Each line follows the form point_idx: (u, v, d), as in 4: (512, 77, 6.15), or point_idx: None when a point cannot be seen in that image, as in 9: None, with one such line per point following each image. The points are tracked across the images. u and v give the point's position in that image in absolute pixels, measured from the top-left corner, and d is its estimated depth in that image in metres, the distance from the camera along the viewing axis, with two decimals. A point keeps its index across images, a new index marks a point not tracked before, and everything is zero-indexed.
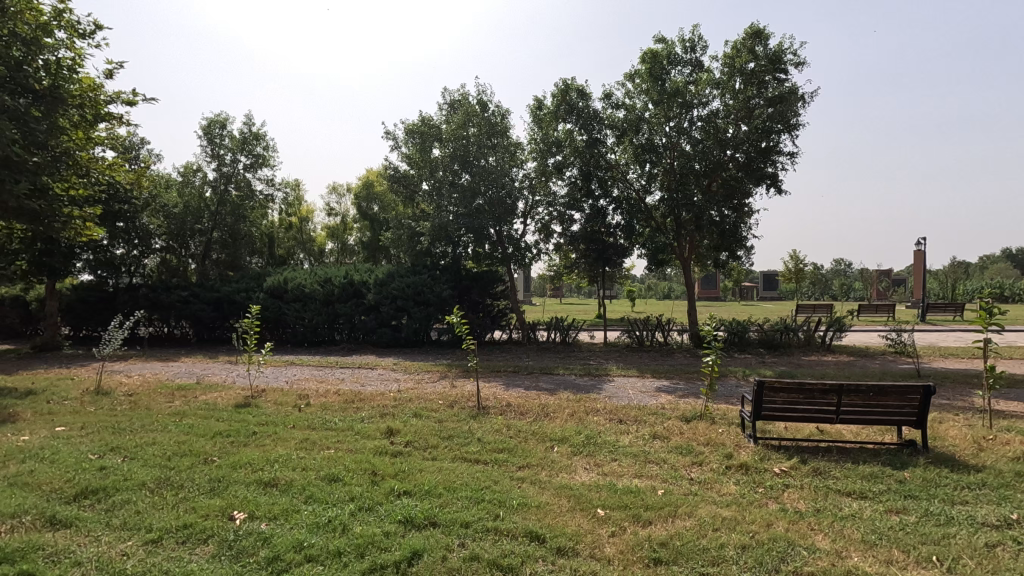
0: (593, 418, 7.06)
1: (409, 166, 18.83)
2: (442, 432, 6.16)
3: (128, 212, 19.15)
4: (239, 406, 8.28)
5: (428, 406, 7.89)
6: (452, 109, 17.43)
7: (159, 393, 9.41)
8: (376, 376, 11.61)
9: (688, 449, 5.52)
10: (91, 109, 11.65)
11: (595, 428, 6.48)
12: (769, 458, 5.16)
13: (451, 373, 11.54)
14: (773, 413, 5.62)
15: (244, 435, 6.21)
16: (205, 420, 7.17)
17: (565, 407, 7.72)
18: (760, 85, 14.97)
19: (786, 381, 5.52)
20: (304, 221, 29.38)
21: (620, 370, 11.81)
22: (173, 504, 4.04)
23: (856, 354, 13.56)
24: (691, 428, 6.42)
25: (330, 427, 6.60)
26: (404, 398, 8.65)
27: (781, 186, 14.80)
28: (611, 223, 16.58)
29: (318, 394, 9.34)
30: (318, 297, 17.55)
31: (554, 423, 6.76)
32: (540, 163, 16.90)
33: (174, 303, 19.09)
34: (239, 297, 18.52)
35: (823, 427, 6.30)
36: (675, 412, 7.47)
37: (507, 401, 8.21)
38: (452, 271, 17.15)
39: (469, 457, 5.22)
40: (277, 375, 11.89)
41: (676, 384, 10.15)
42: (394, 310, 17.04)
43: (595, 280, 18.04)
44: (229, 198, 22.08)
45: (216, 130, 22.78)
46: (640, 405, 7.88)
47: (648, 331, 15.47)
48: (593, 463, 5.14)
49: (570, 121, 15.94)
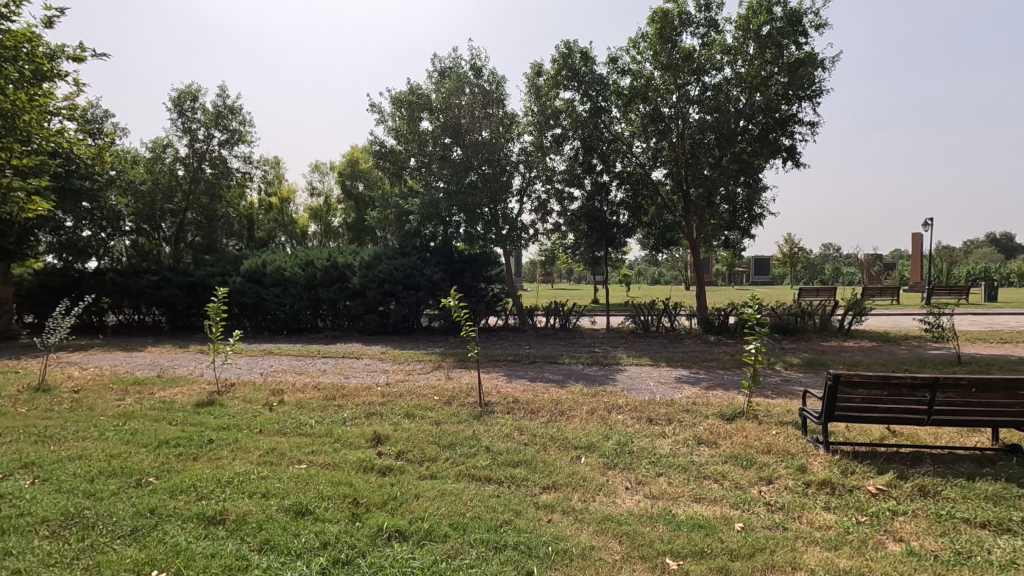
0: (618, 417, 6.01)
1: (397, 141, 17.53)
2: (441, 438, 5.06)
3: (90, 190, 17.64)
4: (200, 404, 7.09)
5: (422, 403, 6.78)
6: (444, 76, 16.13)
7: (110, 390, 8.17)
8: (362, 367, 10.48)
9: (747, 458, 4.48)
10: (29, 64, 10.14)
11: (624, 430, 5.42)
12: (854, 473, 4.12)
13: (446, 363, 10.44)
14: (847, 413, 4.56)
15: (198, 445, 5.04)
16: (154, 424, 5.97)
17: (581, 403, 6.65)
18: (778, 48, 13.76)
19: (867, 375, 4.46)
20: (285, 202, 27.90)
21: (630, 358, 10.78)
22: (70, 559, 2.88)
23: (879, 340, 12.66)
24: (739, 429, 5.39)
25: (305, 433, 5.45)
26: (394, 393, 7.52)
27: (798, 160, 13.73)
28: (615, 201, 15.48)
29: (295, 388, 8.19)
30: (300, 281, 16.31)
31: (572, 424, 5.69)
32: (538, 136, 15.69)
33: (144, 288, 17.71)
34: (214, 282, 17.17)
35: (895, 428, 5.27)
36: (709, 408, 6.43)
37: (514, 396, 7.13)
38: (444, 253, 15.93)
39: (477, 475, 4.13)
40: (253, 367, 10.69)
41: (697, 374, 9.13)
42: (381, 295, 15.86)
43: (593, 264, 16.72)
44: (203, 176, 20.65)
45: (187, 103, 21.20)
46: (667, 400, 6.83)
47: (654, 316, 14.46)
48: (635, 481, 4.07)
49: (571, 89, 14.74)
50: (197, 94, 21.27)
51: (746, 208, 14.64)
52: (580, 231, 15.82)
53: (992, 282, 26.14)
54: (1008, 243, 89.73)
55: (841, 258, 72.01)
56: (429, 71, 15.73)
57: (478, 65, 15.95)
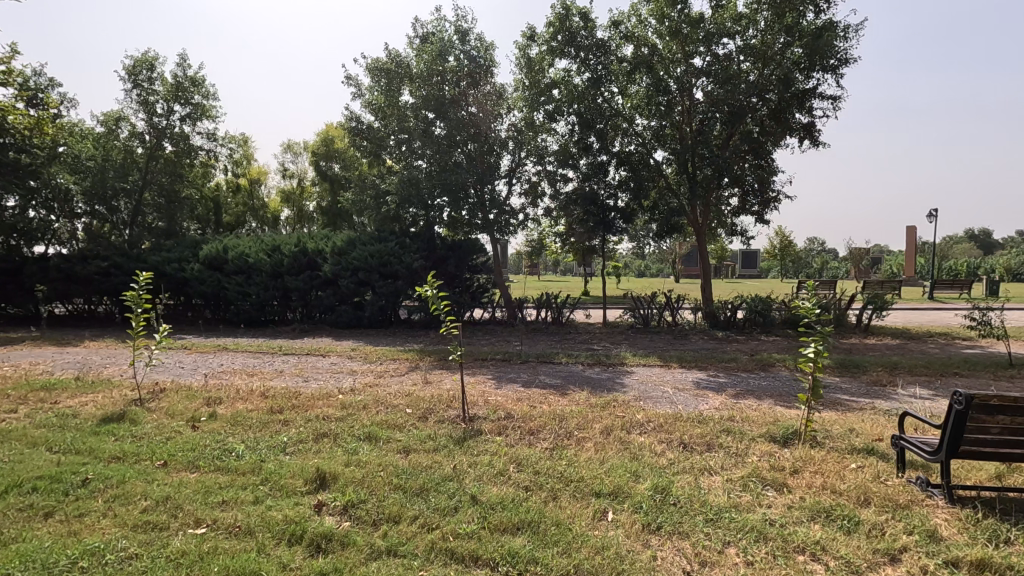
0: (640, 440, 4.69)
1: (375, 117, 15.99)
2: (410, 480, 3.66)
3: (29, 164, 16.03)
4: (108, 419, 5.59)
5: (392, 418, 5.39)
6: (426, 43, 14.55)
7: (7, 399, 6.57)
8: (326, 367, 9.00)
9: (846, 514, 3.15)
10: None
11: (654, 463, 4.09)
12: (1011, 543, 2.83)
13: (425, 363, 9.02)
14: (979, 447, 3.29)
15: (62, 490, 3.54)
16: (29, 451, 4.45)
17: (592, 419, 5.30)
18: (796, 14, 12.40)
19: (1012, 397, 3.19)
20: (255, 184, 26.08)
21: (636, 357, 9.45)
22: None
23: (905, 338, 11.48)
24: (809, 462, 4.07)
25: (227, 467, 4.01)
26: (357, 404, 6.09)
27: (816, 138, 12.45)
28: (613, 183, 14.08)
29: (237, 396, 6.70)
30: (265, 268, 14.70)
31: (586, 451, 4.36)
32: (529, 112, 14.27)
33: (91, 275, 15.92)
34: (169, 269, 15.35)
35: (1012, 464, 4.00)
36: (753, 427, 5.13)
37: (506, 409, 5.78)
38: (425, 239, 14.47)
39: (459, 551, 2.73)
40: (198, 367, 9.16)
41: (717, 378, 7.85)
42: (355, 285, 14.33)
43: (585, 254, 15.34)
44: (162, 153, 18.79)
45: (142, 73, 19.31)
46: (698, 416, 5.50)
47: (654, 310, 13.16)
48: (697, 561, 2.73)
49: (568, 56, 13.31)
50: (154, 63, 19.38)
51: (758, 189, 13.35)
52: (573, 217, 14.41)
53: (994, 277, 25.28)
54: (987, 240, 90.34)
55: (828, 253, 71.73)
56: (409, 36, 14.13)
57: (464, 29, 14.38)
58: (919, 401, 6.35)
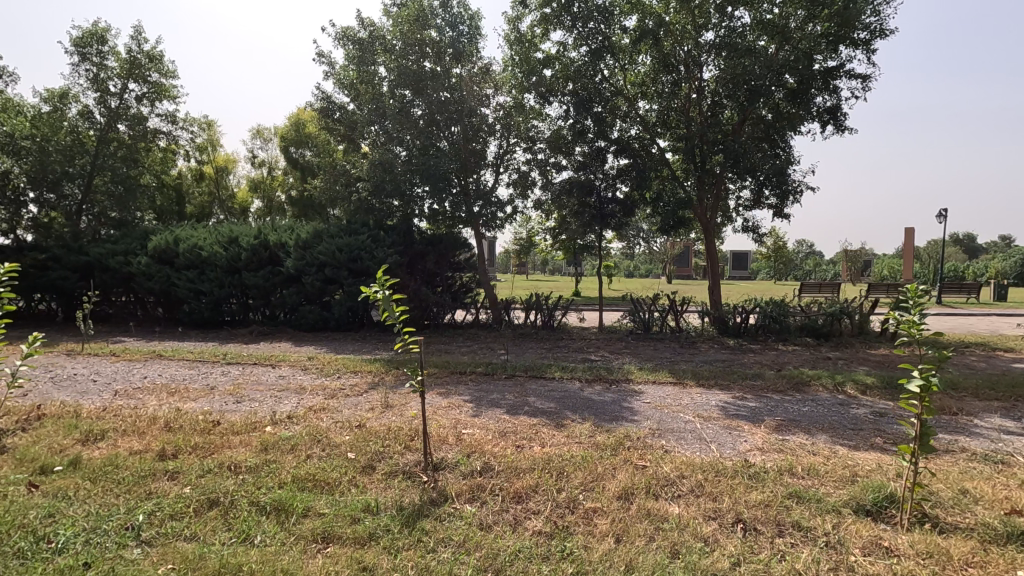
0: (680, 515, 3.19)
1: (347, 96, 14.40)
2: None
3: None
4: None
5: (326, 470, 3.83)
6: (403, 10, 12.95)
7: None
8: (270, 383, 7.41)
9: None
10: None
11: (714, 569, 2.59)
12: None
13: (389, 379, 7.46)
14: None
15: None
16: None
17: (604, 472, 3.80)
18: None
19: None
20: (222, 173, 24.28)
21: (642, 371, 7.97)
22: None
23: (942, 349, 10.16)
24: (951, 568, 2.63)
25: None
26: (286, 443, 4.52)
27: (842, 121, 11.06)
28: (611, 172, 12.60)
29: (133, 427, 5.08)
30: (220, 262, 13.02)
31: (603, 541, 2.84)
32: (518, 93, 12.80)
33: (27, 269, 14.08)
34: (114, 262, 13.61)
35: None
36: (832, 488, 3.66)
37: (485, 453, 4.24)
38: (400, 232, 12.89)
39: None
40: (113, 380, 7.49)
41: (746, 401, 6.41)
42: (321, 283, 12.70)
43: (579, 252, 13.80)
44: (115, 135, 16.93)
45: (92, 45, 17.43)
46: (748, 467, 4.02)
47: (657, 313, 11.71)
48: None
49: (563, 28, 11.84)
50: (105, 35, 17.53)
51: (775, 180, 11.73)
52: (567, 209, 12.85)
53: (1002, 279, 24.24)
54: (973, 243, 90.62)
55: (818, 253, 71.15)
56: (385, 2, 12.54)
57: None
58: (1017, 440, 4.92)
